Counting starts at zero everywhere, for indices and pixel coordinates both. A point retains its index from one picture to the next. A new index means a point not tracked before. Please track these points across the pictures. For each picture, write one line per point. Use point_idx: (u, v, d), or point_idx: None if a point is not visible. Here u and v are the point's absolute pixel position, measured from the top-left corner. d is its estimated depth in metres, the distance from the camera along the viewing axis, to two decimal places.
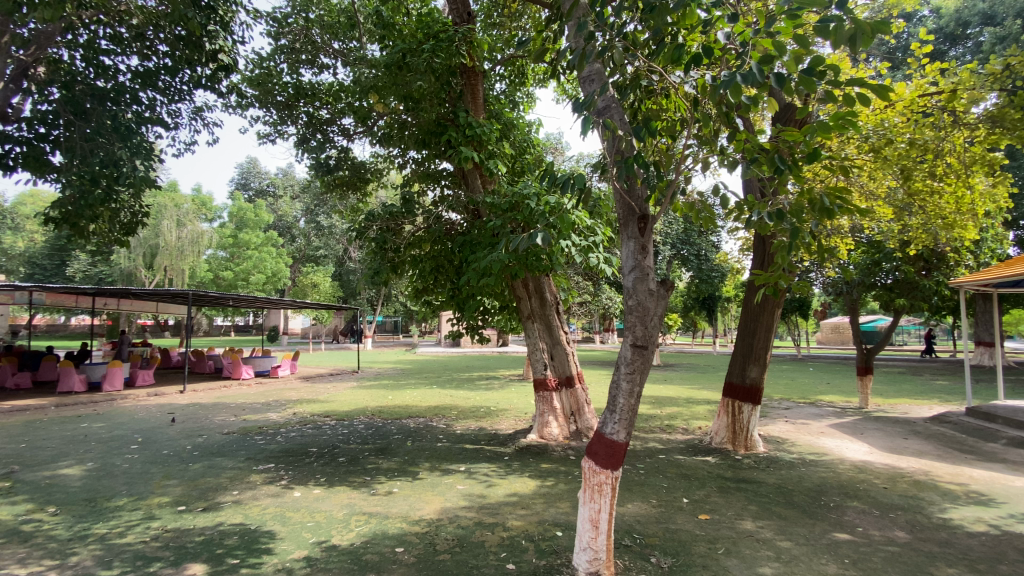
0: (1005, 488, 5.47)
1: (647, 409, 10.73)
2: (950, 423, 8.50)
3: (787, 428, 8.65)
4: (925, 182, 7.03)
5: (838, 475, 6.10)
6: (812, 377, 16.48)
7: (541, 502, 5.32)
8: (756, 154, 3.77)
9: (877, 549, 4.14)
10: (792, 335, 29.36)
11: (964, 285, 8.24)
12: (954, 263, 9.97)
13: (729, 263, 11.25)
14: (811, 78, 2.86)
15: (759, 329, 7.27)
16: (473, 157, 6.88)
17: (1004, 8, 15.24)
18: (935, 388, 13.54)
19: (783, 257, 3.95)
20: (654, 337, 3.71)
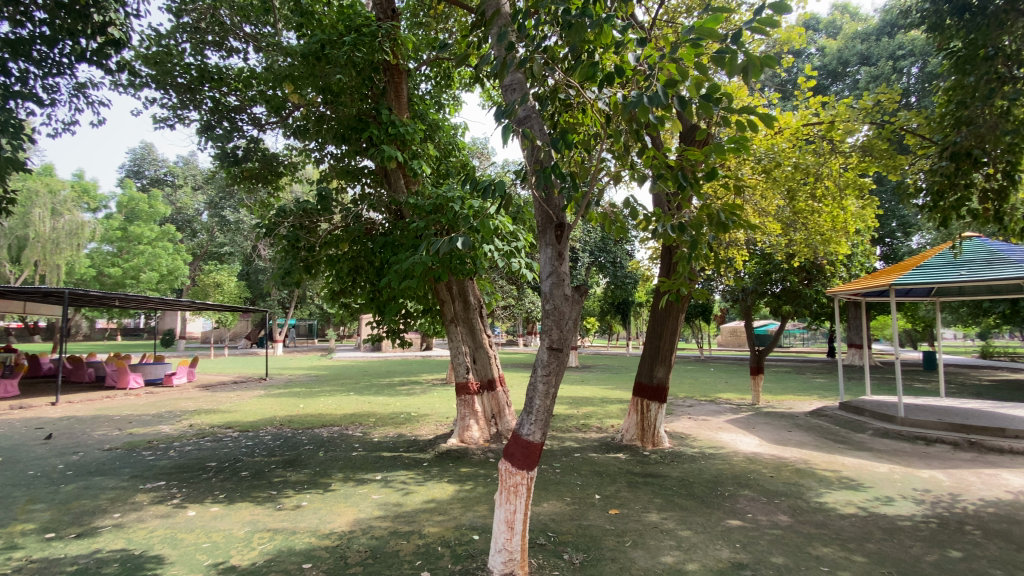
0: (870, 473, 6.28)
1: (565, 410, 11.04)
2: (826, 416, 9.60)
3: (691, 424, 9.31)
4: (807, 202, 7.91)
5: (733, 467, 6.68)
6: (713, 377, 17.86)
7: (458, 506, 5.30)
8: (663, 171, 4.05)
9: (764, 532, 4.58)
10: (697, 338, 31.69)
11: (838, 294, 9.37)
12: (829, 274, 11.31)
13: (642, 270, 11.92)
14: (709, 104, 3.14)
15: (665, 332, 7.77)
16: (397, 156, 6.73)
17: (876, 52, 17.50)
18: (815, 386, 15.22)
19: (685, 266, 4.28)
20: (570, 340, 3.82)
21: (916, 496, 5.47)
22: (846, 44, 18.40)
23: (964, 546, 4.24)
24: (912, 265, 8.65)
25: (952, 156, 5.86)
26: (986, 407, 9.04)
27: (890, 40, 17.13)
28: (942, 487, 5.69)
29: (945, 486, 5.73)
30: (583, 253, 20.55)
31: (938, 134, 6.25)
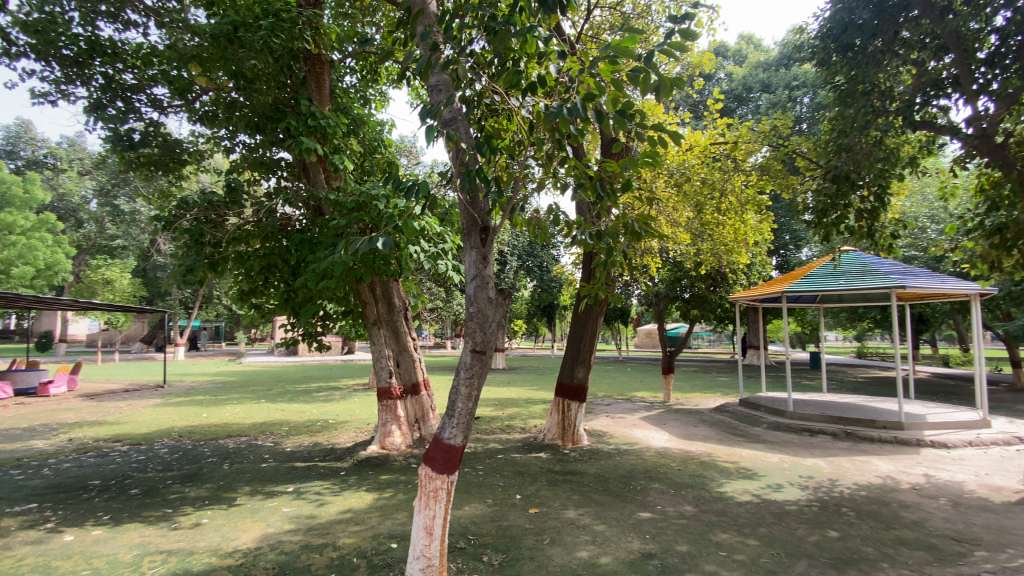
0: (763, 463, 6.90)
1: (489, 412, 11.11)
2: (728, 412, 10.45)
3: (608, 422, 9.73)
4: (714, 215, 8.57)
5: (645, 462, 7.06)
6: (631, 377, 18.80)
7: (377, 515, 5.14)
8: (583, 180, 4.22)
9: (670, 523, 4.89)
10: (617, 340, 33.16)
11: (739, 300, 10.23)
12: (732, 282, 12.33)
13: (566, 274, 12.29)
14: (623, 119, 3.33)
15: (586, 334, 8.04)
16: (316, 150, 6.41)
17: (775, 81, 19.35)
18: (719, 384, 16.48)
19: (603, 272, 4.47)
20: (493, 342, 3.84)
21: (801, 482, 6.09)
22: (750, 72, 20.19)
23: (839, 525, 4.79)
24: (801, 274, 9.65)
25: (834, 178, 6.63)
26: (858, 401, 10.28)
27: (786, 72, 19.05)
28: (823, 473, 6.39)
29: (825, 472, 6.44)
30: (511, 257, 20.78)
31: (823, 158, 7.03)
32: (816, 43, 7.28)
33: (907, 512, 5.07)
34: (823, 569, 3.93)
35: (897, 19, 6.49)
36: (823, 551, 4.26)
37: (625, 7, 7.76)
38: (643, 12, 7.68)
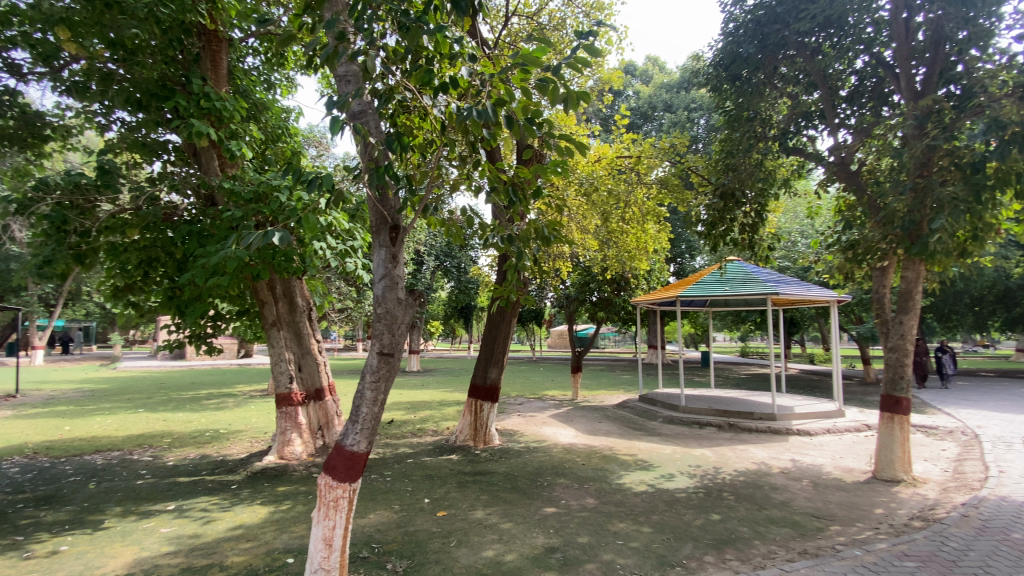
0: (659, 455, 7.43)
1: (400, 415, 10.86)
2: (629, 408, 11.13)
3: (519, 421, 9.93)
4: (619, 224, 9.10)
5: (552, 458, 7.30)
6: (542, 376, 19.34)
7: (271, 530, 4.81)
8: (496, 184, 4.27)
9: (573, 516, 5.10)
10: (530, 340, 33.90)
11: (641, 303, 10.93)
12: (636, 286, 13.16)
13: (483, 276, 12.34)
14: (532, 126, 3.42)
15: (499, 336, 8.07)
16: (209, 134, 5.86)
17: (676, 102, 20.96)
18: (624, 382, 17.47)
19: (513, 275, 4.55)
20: (401, 344, 3.74)
21: (691, 471, 6.63)
22: (655, 92, 21.68)
23: (721, 509, 5.27)
24: (695, 280, 10.51)
25: (722, 195, 7.35)
26: (740, 395, 11.42)
27: (686, 94, 20.71)
28: (709, 462, 7.01)
29: (711, 461, 7.07)
30: (427, 257, 20.45)
31: (714, 176, 7.73)
32: (710, 71, 7.99)
33: (777, 494, 5.70)
34: (706, 550, 4.30)
35: (776, 56, 7.32)
36: (707, 533, 4.67)
37: (542, 18, 8.00)
38: (558, 24, 7.96)
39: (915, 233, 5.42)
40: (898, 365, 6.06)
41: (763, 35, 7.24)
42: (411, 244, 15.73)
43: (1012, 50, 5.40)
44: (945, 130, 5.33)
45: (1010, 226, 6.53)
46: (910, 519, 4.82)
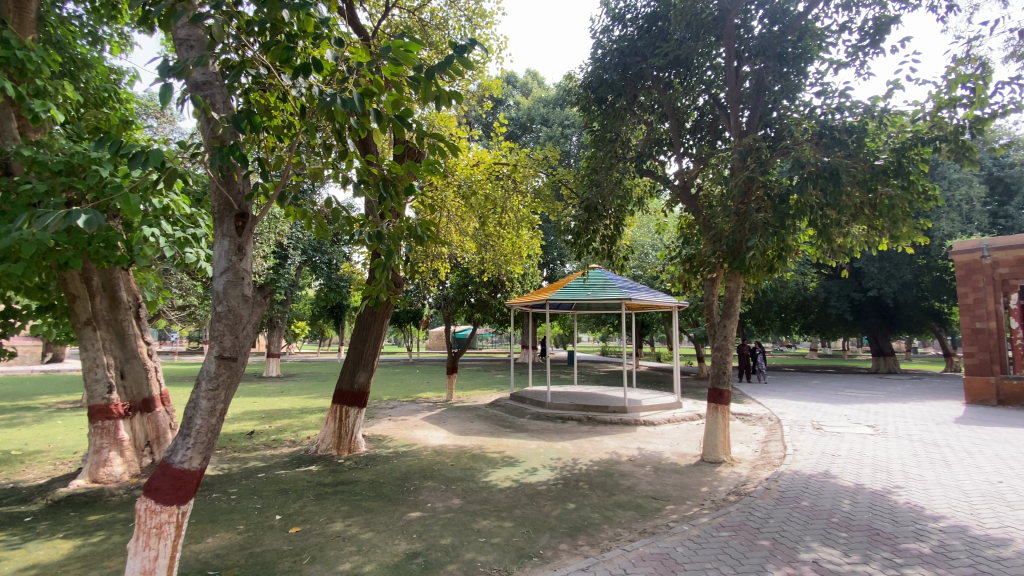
0: (525, 450, 7.74)
1: (253, 425, 9.84)
2: (500, 406, 11.44)
3: (388, 426, 9.62)
4: (495, 228, 9.29)
5: (421, 461, 7.19)
6: (416, 379, 19.00)
7: (75, 568, 4.02)
8: (365, 178, 4.08)
9: (438, 518, 5.07)
10: (407, 341, 33.06)
11: (514, 305, 11.38)
12: (510, 289, 13.59)
13: (355, 274, 11.75)
14: (402, 122, 3.35)
15: (369, 337, 7.68)
16: (4, 87, 4.72)
17: (553, 117, 22.09)
18: (497, 381, 17.92)
19: (382, 275, 4.37)
20: (245, 346, 3.40)
21: (551, 464, 7.02)
22: (534, 105, 22.64)
23: (576, 498, 5.66)
24: (562, 285, 11.16)
25: (587, 208, 7.91)
26: (599, 391, 12.41)
27: (561, 111, 21.99)
28: (569, 454, 7.49)
29: (570, 453, 7.55)
30: (293, 251, 18.90)
31: (581, 190, 8.31)
32: (581, 91, 8.59)
33: (625, 480, 6.29)
34: (561, 538, 4.57)
35: (636, 85, 8.11)
36: (563, 522, 4.96)
37: (423, 15, 7.90)
38: (440, 24, 7.92)
39: (736, 250, 6.40)
40: (722, 363, 7.07)
41: (626, 65, 7.97)
42: (272, 235, 14.40)
43: (811, 104, 6.64)
44: (761, 166, 6.37)
45: (804, 248, 8.00)
46: (727, 494, 5.64)
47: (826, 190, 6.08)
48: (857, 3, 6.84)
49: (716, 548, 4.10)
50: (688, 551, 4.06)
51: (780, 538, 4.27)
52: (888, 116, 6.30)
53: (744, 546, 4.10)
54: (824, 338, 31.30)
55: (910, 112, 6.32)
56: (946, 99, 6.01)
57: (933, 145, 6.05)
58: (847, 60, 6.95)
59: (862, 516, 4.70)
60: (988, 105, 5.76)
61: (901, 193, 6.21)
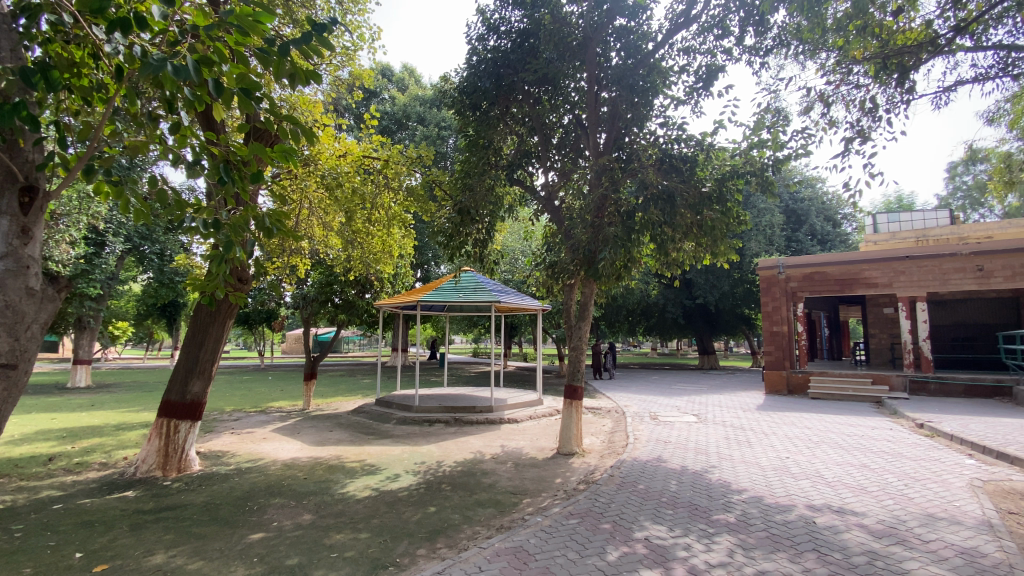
0: (387, 457, 7.51)
1: (47, 447, 8.05)
2: (363, 413, 10.93)
3: (231, 440, 8.60)
4: (363, 224, 8.90)
5: (268, 477, 6.55)
6: (268, 386, 17.28)
7: None
8: (203, 158, 3.60)
9: (284, 538, 4.66)
10: (259, 345, 29.86)
11: (382, 306, 10.98)
12: (377, 289, 13.08)
13: (194, 267, 10.31)
14: (248, 99, 3.07)
15: (207, 341, 6.75)
16: None
17: (430, 117, 21.81)
18: (361, 387, 17.11)
19: (220, 270, 3.87)
20: (27, 352, 2.83)
21: (415, 468, 6.90)
22: (410, 102, 22.15)
23: (437, 500, 5.64)
24: (433, 286, 11.08)
25: (459, 212, 7.98)
26: (466, 392, 12.54)
27: (437, 112, 21.80)
28: (433, 457, 7.44)
29: (435, 456, 7.51)
30: (113, 238, 15.91)
31: (454, 193, 8.36)
32: (456, 94, 8.67)
33: (486, 479, 6.45)
34: (420, 543, 4.51)
35: (509, 97, 8.42)
36: (422, 527, 4.91)
37: None
38: (307, 2, 7.39)
39: (591, 259, 6.98)
40: (577, 361, 7.63)
41: (499, 75, 8.24)
42: (84, 218, 11.99)
43: (656, 133, 7.53)
44: (613, 184, 7.04)
45: (648, 260, 9.00)
46: (577, 484, 6.11)
47: (664, 210, 6.94)
48: (694, 50, 7.92)
49: (565, 536, 4.40)
50: (540, 542, 4.29)
51: (619, 520, 4.73)
52: (713, 150, 7.40)
53: (589, 531, 4.47)
54: (665, 340, 35.52)
55: (729, 149, 7.49)
56: (755, 141, 7.25)
57: (746, 178, 7.26)
58: (685, 98, 8.02)
59: (685, 494, 5.43)
60: (783, 149, 7.08)
61: (721, 216, 7.34)
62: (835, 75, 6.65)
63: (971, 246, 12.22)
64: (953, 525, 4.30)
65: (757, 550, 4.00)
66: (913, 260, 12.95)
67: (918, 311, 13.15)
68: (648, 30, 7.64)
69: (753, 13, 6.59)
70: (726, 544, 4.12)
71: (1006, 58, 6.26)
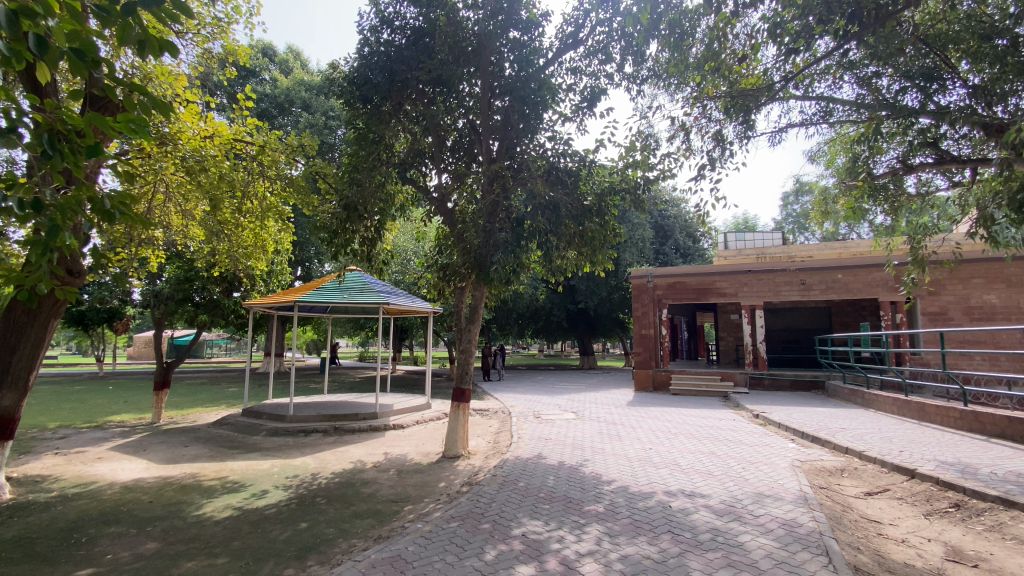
0: (253, 472, 6.85)
1: None
2: (228, 425, 9.88)
3: (53, 462, 7.23)
4: (232, 215, 8.07)
5: (102, 503, 5.62)
6: (107, 397, 14.84)
7: None
8: (19, 125, 2.98)
9: (121, 571, 4.03)
10: (97, 349, 25.53)
11: (253, 306, 10.06)
12: (248, 288, 11.94)
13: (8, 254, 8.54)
14: (82, 63, 2.67)
15: (21, 346, 5.55)
16: None
17: (315, 104, 20.42)
18: (227, 396, 15.44)
19: (39, 259, 3.23)
20: None
21: (286, 483, 6.40)
22: (293, 86, 20.60)
23: (310, 515, 5.28)
24: (313, 286, 10.38)
25: (345, 207, 7.58)
26: (348, 398, 11.93)
27: (325, 100, 20.44)
28: (307, 470, 6.96)
29: (310, 468, 7.03)
30: None
31: (340, 188, 7.94)
32: (345, 84, 8.30)
33: (366, 488, 6.19)
34: (288, 563, 4.19)
35: (401, 93, 8.24)
36: (291, 545, 4.57)
37: None
38: None
39: (481, 264, 7.08)
40: (465, 363, 7.63)
41: (392, 71, 8.04)
42: None
43: (545, 145, 7.88)
44: (504, 192, 7.23)
45: (535, 266, 9.34)
46: (460, 487, 6.13)
47: (550, 219, 7.31)
48: (581, 71, 8.44)
49: (444, 540, 4.39)
50: (418, 548, 4.23)
51: (499, 519, 4.84)
52: (595, 167, 7.94)
53: (468, 533, 4.51)
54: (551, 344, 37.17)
55: (609, 167, 8.10)
56: (630, 161, 7.92)
57: (622, 195, 7.92)
58: (572, 115, 8.50)
59: (562, 488, 5.73)
60: (653, 170, 7.83)
61: (599, 228, 7.86)
62: (694, 109, 7.54)
63: (796, 264, 14.53)
64: (777, 501, 5.07)
65: (622, 536, 4.35)
66: (753, 274, 15.08)
67: (756, 317, 15.32)
68: (540, 46, 7.99)
69: (630, 43, 7.21)
70: (595, 533, 4.42)
71: (824, 108, 7.57)
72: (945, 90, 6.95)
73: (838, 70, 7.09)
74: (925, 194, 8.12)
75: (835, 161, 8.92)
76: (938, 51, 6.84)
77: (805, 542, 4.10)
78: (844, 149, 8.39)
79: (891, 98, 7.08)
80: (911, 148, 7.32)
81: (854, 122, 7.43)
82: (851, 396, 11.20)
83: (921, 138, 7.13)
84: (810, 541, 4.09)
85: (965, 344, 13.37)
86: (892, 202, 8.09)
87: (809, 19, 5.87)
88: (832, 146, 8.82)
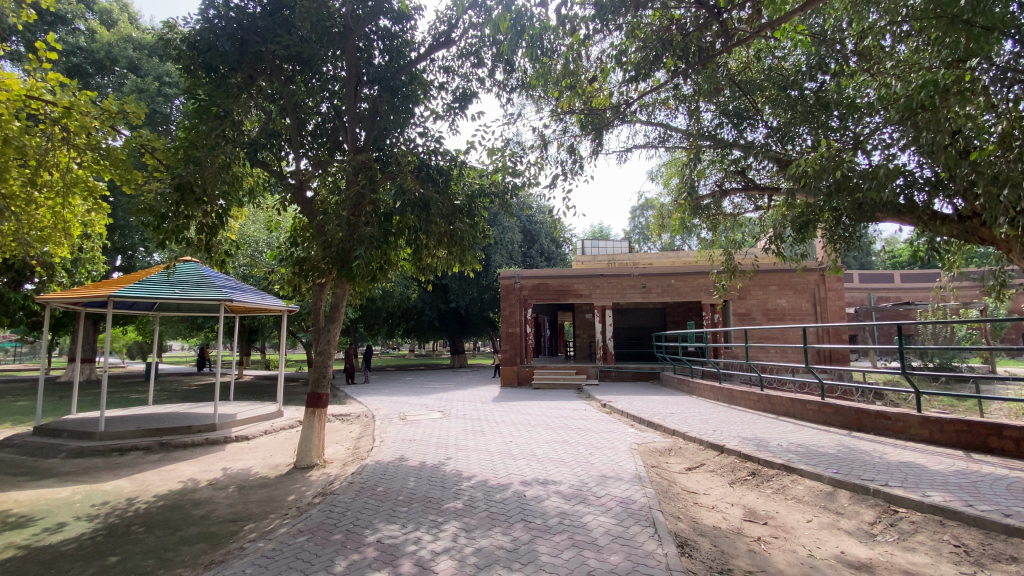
0: (47, 502, 5.64)
1: None
2: (12, 447, 7.97)
3: None
4: (21, 188, 6.46)
5: None
6: None
7: None
8: None
9: None
10: None
11: (51, 302, 8.29)
12: (44, 279, 9.77)
13: None
14: None
15: None
16: None
17: (146, 67, 17.48)
18: (11, 412, 12.44)
19: None
20: None
21: (91, 512, 5.37)
22: (117, 41, 17.38)
23: (122, 547, 4.49)
24: (134, 279, 8.87)
25: (178, 188, 6.47)
26: (180, 409, 10.40)
27: (159, 63, 17.60)
28: (121, 495, 5.92)
29: (125, 493, 6.00)
30: None
31: (172, 165, 6.78)
32: (183, 48, 7.26)
33: (198, 509, 5.47)
34: None
35: (254, 67, 7.47)
36: None
37: None
38: None
39: (344, 258, 6.66)
40: (322, 367, 7.13)
41: (244, 41, 7.24)
42: None
43: (415, 140, 7.72)
44: (371, 184, 6.93)
45: (403, 264, 9.12)
46: (312, 497, 5.73)
47: (419, 216, 7.14)
48: (452, 70, 8.47)
49: (290, 556, 4.07)
50: (258, 569, 3.85)
51: (353, 527, 4.64)
52: (465, 168, 8.04)
53: (318, 545, 4.24)
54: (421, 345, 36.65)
55: (479, 169, 8.27)
56: (498, 164, 8.17)
57: (490, 197, 8.09)
58: (443, 114, 8.50)
59: (422, 489, 5.67)
60: (518, 176, 8.17)
61: (469, 228, 7.91)
62: (555, 122, 8.04)
63: (640, 269, 16.26)
64: (617, 481, 5.63)
65: (477, 530, 4.45)
66: (604, 277, 16.53)
67: (607, 317, 16.81)
68: (410, 40, 7.87)
69: (501, 51, 7.43)
70: (451, 530, 4.46)
71: (662, 134, 8.62)
72: (754, 127, 8.38)
73: (675, 102, 8.12)
74: (737, 214, 9.67)
75: (670, 182, 10.19)
76: (748, 95, 8.20)
77: (637, 516, 4.61)
78: (678, 170, 9.62)
79: (712, 129, 8.32)
80: (727, 174, 8.68)
81: (686, 148, 8.57)
82: (680, 385, 12.88)
83: (734, 167, 8.50)
84: (640, 515, 4.61)
85: (765, 339, 16.24)
86: (713, 220, 9.48)
87: (650, 53, 6.62)
88: (668, 168, 10.05)
